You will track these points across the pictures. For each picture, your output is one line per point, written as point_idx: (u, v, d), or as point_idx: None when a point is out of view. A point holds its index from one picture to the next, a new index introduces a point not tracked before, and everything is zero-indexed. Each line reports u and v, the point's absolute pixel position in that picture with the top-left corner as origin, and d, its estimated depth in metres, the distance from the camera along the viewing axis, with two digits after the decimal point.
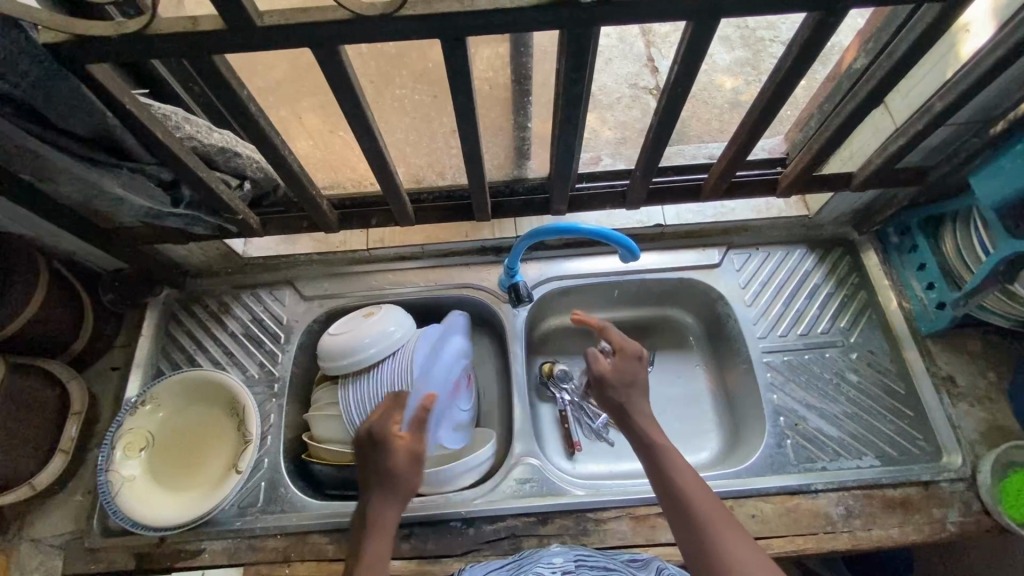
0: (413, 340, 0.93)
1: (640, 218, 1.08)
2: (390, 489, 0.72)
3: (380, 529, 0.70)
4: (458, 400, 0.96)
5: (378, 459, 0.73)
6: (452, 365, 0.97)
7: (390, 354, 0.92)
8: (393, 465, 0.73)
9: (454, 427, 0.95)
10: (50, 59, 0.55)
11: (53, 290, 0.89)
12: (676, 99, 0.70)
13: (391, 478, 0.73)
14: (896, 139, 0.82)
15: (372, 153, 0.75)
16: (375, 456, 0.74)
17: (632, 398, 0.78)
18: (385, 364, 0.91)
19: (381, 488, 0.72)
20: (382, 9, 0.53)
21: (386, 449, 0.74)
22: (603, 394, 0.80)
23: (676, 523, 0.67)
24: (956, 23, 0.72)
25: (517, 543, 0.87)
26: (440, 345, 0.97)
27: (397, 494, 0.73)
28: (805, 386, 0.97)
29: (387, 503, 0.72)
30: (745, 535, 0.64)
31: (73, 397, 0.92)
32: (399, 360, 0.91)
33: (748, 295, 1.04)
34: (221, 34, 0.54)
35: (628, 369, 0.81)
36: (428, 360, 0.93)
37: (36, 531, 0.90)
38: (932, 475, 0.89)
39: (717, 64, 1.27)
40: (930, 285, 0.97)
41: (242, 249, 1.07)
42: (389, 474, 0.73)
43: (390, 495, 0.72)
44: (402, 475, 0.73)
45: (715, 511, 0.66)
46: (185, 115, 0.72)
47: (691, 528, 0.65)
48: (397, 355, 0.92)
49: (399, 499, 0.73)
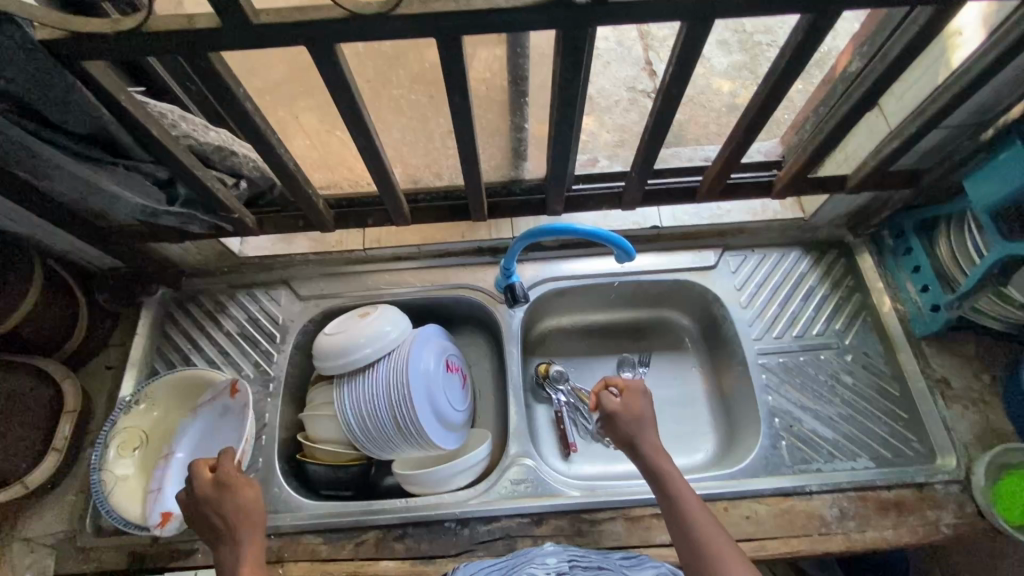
0: (410, 341, 0.93)
1: (636, 219, 1.07)
2: (243, 525, 0.72)
3: (246, 559, 0.71)
4: (454, 401, 0.96)
5: (221, 503, 0.73)
6: (447, 366, 0.97)
7: (386, 354, 0.92)
8: (239, 503, 0.73)
9: (450, 428, 0.95)
10: (45, 56, 0.55)
11: (47, 287, 0.89)
12: (671, 100, 0.71)
13: (242, 515, 0.73)
14: (889, 142, 0.82)
15: (368, 153, 0.75)
16: (216, 498, 0.73)
17: (641, 429, 0.79)
18: (381, 364, 0.91)
19: (235, 525, 0.72)
20: (377, 9, 0.53)
21: (230, 493, 0.73)
22: (615, 430, 0.80)
23: (676, 538, 0.71)
24: (947, 29, 0.73)
25: (511, 544, 0.87)
26: (436, 346, 0.96)
27: (253, 525, 0.73)
28: (800, 388, 0.98)
29: (246, 537, 0.72)
30: (739, 553, 0.67)
31: (67, 395, 0.92)
32: (396, 361, 0.91)
33: (744, 297, 1.04)
34: (217, 32, 0.54)
35: (639, 407, 0.80)
36: (424, 362, 0.92)
37: (28, 530, 0.90)
38: (926, 477, 0.89)
39: (714, 68, 1.27)
40: (925, 287, 0.97)
41: (238, 249, 1.05)
42: (239, 510, 0.73)
43: (246, 528, 0.73)
44: (248, 508, 0.73)
45: (714, 531, 0.69)
46: (181, 113, 0.71)
47: (690, 546, 0.69)
48: (393, 356, 0.92)
49: (257, 529, 0.73)
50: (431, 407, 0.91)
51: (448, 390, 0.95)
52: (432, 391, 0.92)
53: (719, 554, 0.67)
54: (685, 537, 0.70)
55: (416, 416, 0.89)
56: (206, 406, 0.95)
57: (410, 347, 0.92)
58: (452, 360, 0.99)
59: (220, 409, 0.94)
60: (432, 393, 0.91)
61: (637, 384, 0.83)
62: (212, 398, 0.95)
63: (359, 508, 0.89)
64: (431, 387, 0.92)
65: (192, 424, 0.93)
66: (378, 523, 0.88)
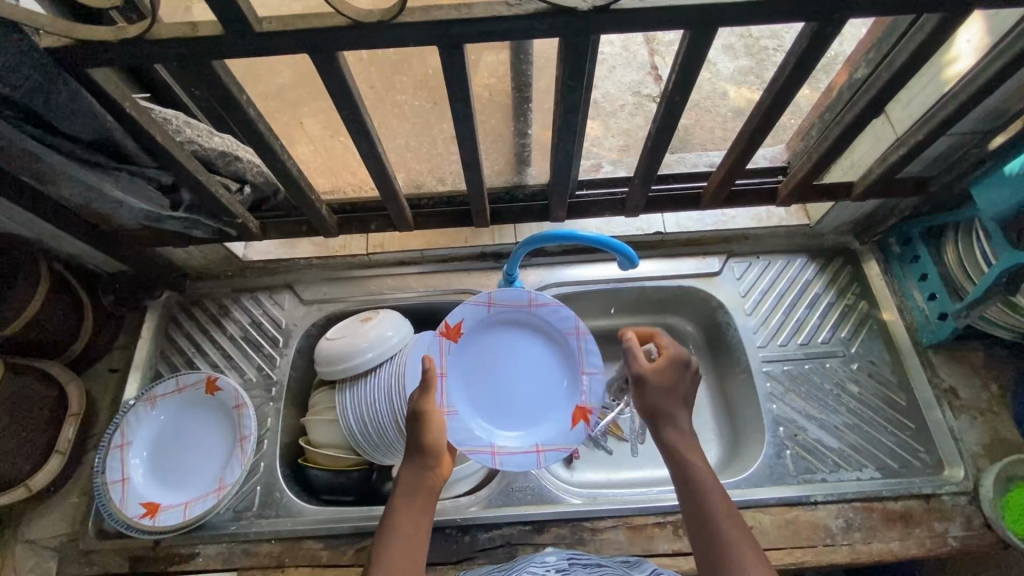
0: (537, 313, 0.93)
1: (639, 225, 1.07)
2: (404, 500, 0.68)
3: (403, 523, 0.66)
4: (518, 408, 0.91)
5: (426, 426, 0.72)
6: (556, 375, 0.93)
7: (488, 293, 0.91)
8: (433, 452, 0.71)
9: (487, 443, 0.88)
10: (51, 63, 0.55)
11: (54, 290, 0.89)
12: (674, 108, 0.70)
13: (427, 460, 0.71)
14: (895, 150, 0.81)
15: (371, 159, 0.75)
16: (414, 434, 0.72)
17: (671, 399, 0.74)
18: (458, 305, 0.91)
19: (407, 477, 0.70)
20: (380, 18, 0.53)
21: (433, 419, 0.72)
22: (640, 394, 0.75)
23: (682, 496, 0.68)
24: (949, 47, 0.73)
25: (512, 552, 0.86)
26: (580, 347, 0.92)
27: (424, 493, 0.69)
28: (805, 396, 0.97)
29: (410, 505, 0.68)
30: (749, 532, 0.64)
31: (71, 398, 0.92)
32: (487, 313, 0.92)
33: (748, 304, 1.04)
34: (221, 40, 0.54)
35: (669, 373, 0.75)
36: (526, 334, 0.93)
37: (32, 532, 0.90)
38: (934, 488, 0.88)
39: (720, 73, 1.28)
40: (932, 295, 0.96)
41: (243, 253, 1.06)
42: (425, 449, 0.71)
43: (420, 489, 0.69)
44: (431, 464, 0.71)
45: (729, 509, 0.65)
46: (186, 119, 0.73)
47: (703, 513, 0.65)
48: (492, 306, 0.91)
49: (426, 500, 0.69)
50: (473, 361, 0.91)
51: (525, 383, 0.92)
52: (497, 365, 0.92)
53: (728, 532, 0.63)
54: (698, 525, 0.65)
55: (444, 368, 0.89)
56: (167, 397, 0.94)
57: (526, 319, 0.93)
58: (589, 398, 0.92)
59: (184, 398, 0.95)
60: (498, 356, 0.92)
61: (672, 343, 0.77)
62: (175, 388, 0.95)
63: (359, 514, 0.89)
64: (507, 363, 0.92)
65: (152, 414, 0.93)
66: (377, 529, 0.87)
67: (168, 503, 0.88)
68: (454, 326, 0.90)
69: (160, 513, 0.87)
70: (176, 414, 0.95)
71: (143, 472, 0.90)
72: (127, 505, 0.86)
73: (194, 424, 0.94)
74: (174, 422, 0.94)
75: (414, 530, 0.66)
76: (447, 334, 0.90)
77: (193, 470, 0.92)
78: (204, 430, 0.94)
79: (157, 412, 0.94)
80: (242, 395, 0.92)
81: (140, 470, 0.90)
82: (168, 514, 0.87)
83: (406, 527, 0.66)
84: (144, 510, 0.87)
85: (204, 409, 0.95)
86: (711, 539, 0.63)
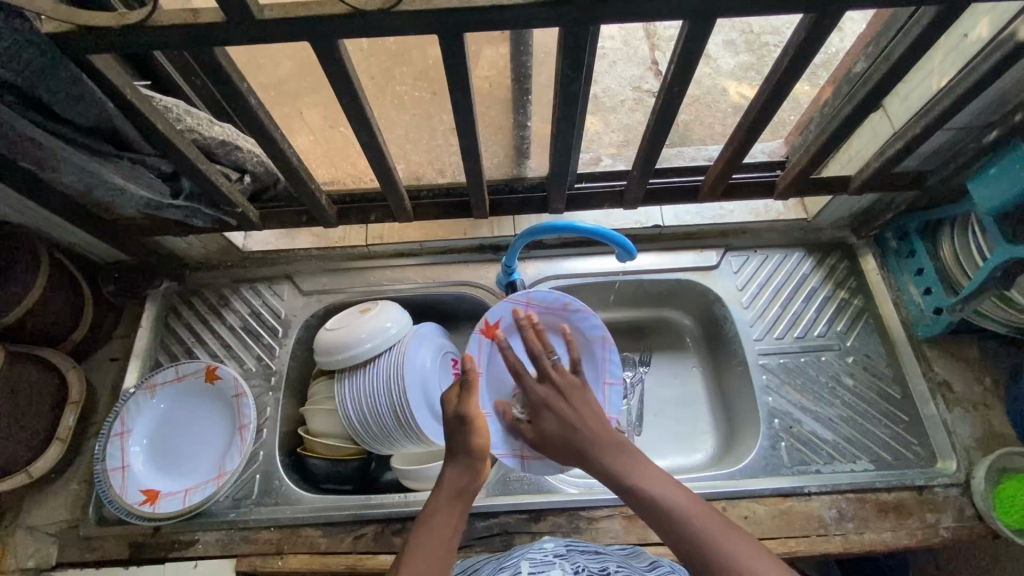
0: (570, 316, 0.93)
1: (638, 218, 1.08)
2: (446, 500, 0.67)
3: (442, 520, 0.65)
4: None
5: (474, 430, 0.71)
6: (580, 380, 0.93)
7: (527, 292, 0.92)
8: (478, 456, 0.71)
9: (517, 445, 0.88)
10: (52, 49, 0.55)
11: (54, 278, 0.90)
12: (672, 98, 0.70)
13: (470, 464, 0.70)
14: (892, 143, 0.82)
15: (371, 149, 0.75)
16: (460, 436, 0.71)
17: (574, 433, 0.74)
18: (499, 301, 0.93)
19: (450, 478, 0.69)
20: (380, 5, 0.53)
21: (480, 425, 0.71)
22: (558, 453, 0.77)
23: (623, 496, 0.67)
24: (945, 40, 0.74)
25: (509, 541, 0.87)
26: (604, 357, 0.93)
27: (462, 496, 0.69)
28: (800, 389, 0.97)
29: (451, 506, 0.67)
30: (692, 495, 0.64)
31: (72, 386, 0.92)
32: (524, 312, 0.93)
33: (745, 297, 1.04)
34: (221, 27, 0.55)
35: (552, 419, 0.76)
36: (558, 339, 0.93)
37: (32, 519, 0.91)
38: (926, 480, 0.89)
39: (721, 69, 1.28)
40: (928, 289, 0.97)
41: (242, 243, 1.07)
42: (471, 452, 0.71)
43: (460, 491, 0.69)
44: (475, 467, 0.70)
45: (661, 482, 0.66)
46: (187, 107, 0.73)
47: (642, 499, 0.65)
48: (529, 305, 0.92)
49: (462, 501, 0.68)
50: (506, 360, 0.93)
51: None
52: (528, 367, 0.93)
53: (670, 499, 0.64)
54: (663, 525, 0.62)
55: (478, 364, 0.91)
56: (167, 385, 0.95)
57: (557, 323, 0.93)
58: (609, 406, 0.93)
59: (183, 387, 0.95)
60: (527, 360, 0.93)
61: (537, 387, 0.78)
62: (175, 376, 0.95)
63: (358, 502, 0.89)
64: None
65: (151, 402, 0.94)
66: (375, 517, 0.88)
67: (168, 491, 0.89)
68: (493, 324, 0.92)
69: (160, 500, 0.87)
70: (175, 402, 0.95)
71: (143, 459, 0.90)
72: (127, 492, 0.87)
73: (194, 412, 0.95)
74: (173, 410, 0.95)
75: (449, 528, 0.65)
76: (485, 332, 0.92)
77: (193, 457, 0.92)
78: (203, 418, 0.95)
79: (157, 401, 0.94)
80: (241, 384, 0.93)
81: (139, 457, 0.90)
82: (168, 501, 0.88)
83: (445, 528, 0.64)
84: (144, 498, 0.87)
85: (203, 398, 0.96)
86: (677, 527, 0.61)
